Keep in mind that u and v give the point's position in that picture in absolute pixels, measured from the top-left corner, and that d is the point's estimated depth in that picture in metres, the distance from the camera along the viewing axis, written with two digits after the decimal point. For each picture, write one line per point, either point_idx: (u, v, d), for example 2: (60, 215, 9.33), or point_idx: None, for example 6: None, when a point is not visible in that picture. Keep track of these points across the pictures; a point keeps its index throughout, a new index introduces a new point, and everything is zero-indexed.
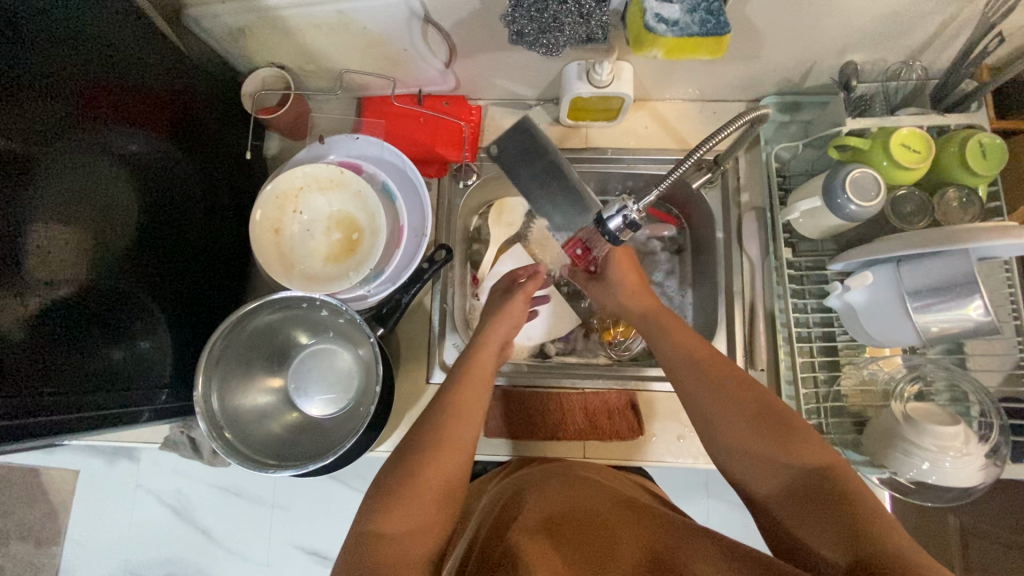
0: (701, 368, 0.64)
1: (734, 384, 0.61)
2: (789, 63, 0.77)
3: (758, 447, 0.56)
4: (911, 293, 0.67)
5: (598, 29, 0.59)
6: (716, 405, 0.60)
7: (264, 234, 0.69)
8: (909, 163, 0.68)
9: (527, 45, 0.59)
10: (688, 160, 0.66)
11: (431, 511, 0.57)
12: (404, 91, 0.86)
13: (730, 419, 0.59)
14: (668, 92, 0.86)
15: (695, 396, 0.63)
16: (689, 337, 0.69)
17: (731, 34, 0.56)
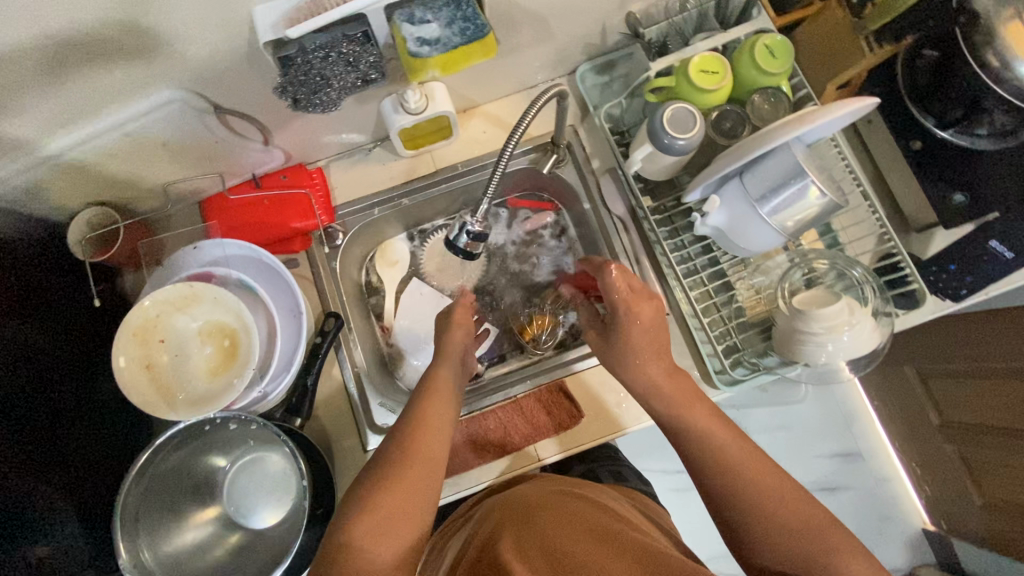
0: (745, 469, 0.59)
1: (786, 490, 0.58)
2: (582, 31, 0.80)
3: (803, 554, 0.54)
4: (758, 200, 0.70)
5: (371, 69, 0.62)
6: (763, 509, 0.57)
7: (134, 376, 0.66)
8: (712, 86, 0.72)
9: (306, 106, 0.65)
10: (504, 155, 0.66)
11: (401, 522, 0.54)
12: (238, 181, 0.84)
13: (774, 524, 0.56)
14: (490, 93, 0.88)
15: (733, 498, 0.59)
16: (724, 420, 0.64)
17: (491, 32, 0.60)
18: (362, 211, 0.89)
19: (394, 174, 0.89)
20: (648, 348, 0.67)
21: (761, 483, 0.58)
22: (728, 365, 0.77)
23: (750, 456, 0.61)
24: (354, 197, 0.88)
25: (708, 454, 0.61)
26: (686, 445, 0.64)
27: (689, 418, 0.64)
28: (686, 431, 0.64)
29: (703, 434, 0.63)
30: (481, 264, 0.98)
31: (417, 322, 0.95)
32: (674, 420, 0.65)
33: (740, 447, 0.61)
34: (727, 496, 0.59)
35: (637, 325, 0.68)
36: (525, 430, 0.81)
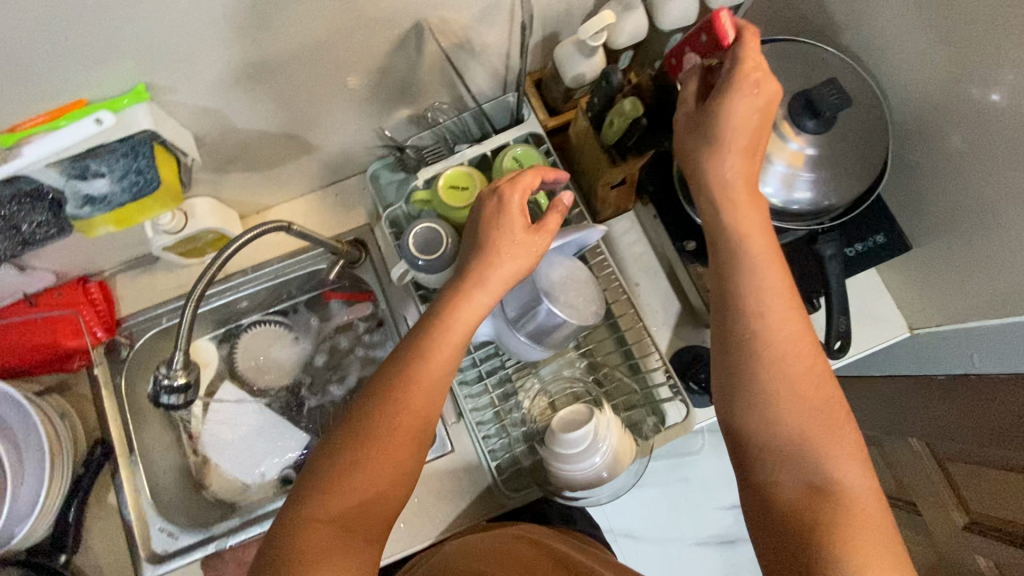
0: (799, 359, 0.55)
1: (811, 376, 0.54)
2: (349, 137, 0.78)
3: (799, 439, 0.53)
4: (512, 318, 0.70)
5: (44, 229, 0.61)
6: (774, 376, 0.54)
7: None
8: (458, 203, 0.71)
9: None
10: (191, 303, 0.64)
11: (392, 452, 0.54)
12: (9, 300, 0.80)
13: (777, 421, 0.53)
14: (279, 196, 0.86)
15: (777, 365, 0.54)
16: (776, 264, 0.57)
17: (161, 186, 0.61)
18: (150, 320, 0.86)
19: (184, 281, 0.86)
20: (736, 169, 0.57)
21: (798, 360, 0.55)
22: (504, 480, 0.75)
23: (801, 340, 0.56)
24: (142, 307, 0.86)
25: (785, 325, 0.56)
26: (734, 273, 0.57)
27: (747, 260, 0.57)
28: (741, 271, 0.57)
29: (754, 267, 0.57)
30: (296, 364, 0.95)
31: (224, 429, 0.90)
32: (733, 221, 0.57)
33: (792, 329, 0.55)
34: (747, 376, 0.55)
35: (741, 86, 0.54)
36: None
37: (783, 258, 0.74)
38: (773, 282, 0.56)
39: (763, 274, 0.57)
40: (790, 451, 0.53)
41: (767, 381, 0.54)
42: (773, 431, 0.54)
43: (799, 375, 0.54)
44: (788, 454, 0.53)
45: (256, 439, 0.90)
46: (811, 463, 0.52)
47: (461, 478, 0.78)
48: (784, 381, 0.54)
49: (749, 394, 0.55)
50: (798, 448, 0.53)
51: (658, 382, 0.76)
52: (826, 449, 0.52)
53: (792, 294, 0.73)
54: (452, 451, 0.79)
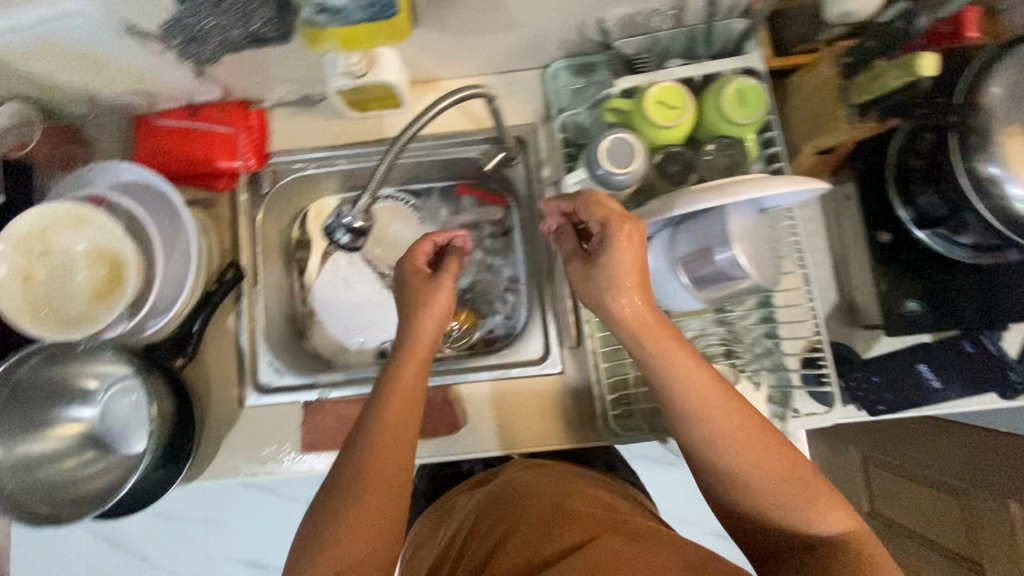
0: (751, 435, 0.54)
1: (758, 436, 0.54)
2: (555, 23, 0.72)
3: (772, 500, 0.53)
4: (682, 258, 0.64)
5: (267, 27, 0.60)
6: (738, 455, 0.54)
7: (9, 284, 0.66)
8: (663, 121, 0.64)
9: (193, 51, 0.65)
10: (392, 153, 0.65)
11: (377, 509, 0.55)
12: (173, 104, 0.80)
13: (750, 485, 0.54)
14: (454, 69, 0.81)
15: (708, 441, 0.55)
16: (673, 335, 0.56)
17: (399, 14, 0.57)
18: (296, 163, 0.85)
19: (337, 133, 0.84)
20: (632, 278, 0.56)
21: (735, 437, 0.54)
22: (613, 416, 0.73)
23: (734, 409, 0.55)
24: (293, 147, 0.84)
25: (717, 415, 0.54)
26: (656, 382, 0.56)
27: (693, 381, 0.55)
28: (664, 369, 0.56)
29: (670, 377, 0.56)
30: (415, 246, 0.95)
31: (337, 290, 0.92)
32: (651, 333, 0.56)
33: (714, 406, 0.54)
34: (710, 453, 0.55)
35: (625, 244, 0.55)
36: None
37: (983, 282, 0.68)
38: (686, 365, 0.55)
39: (678, 356, 0.55)
40: (778, 511, 0.53)
41: (728, 461, 0.54)
42: (754, 500, 0.54)
43: (741, 450, 0.54)
44: (771, 513, 0.53)
45: (362, 309, 0.91)
46: (796, 525, 0.53)
47: (566, 402, 0.78)
48: (734, 460, 0.54)
49: (704, 464, 0.55)
50: (786, 507, 0.53)
51: (793, 366, 0.72)
52: (806, 511, 0.52)
53: (974, 321, 0.68)
54: (563, 373, 0.78)
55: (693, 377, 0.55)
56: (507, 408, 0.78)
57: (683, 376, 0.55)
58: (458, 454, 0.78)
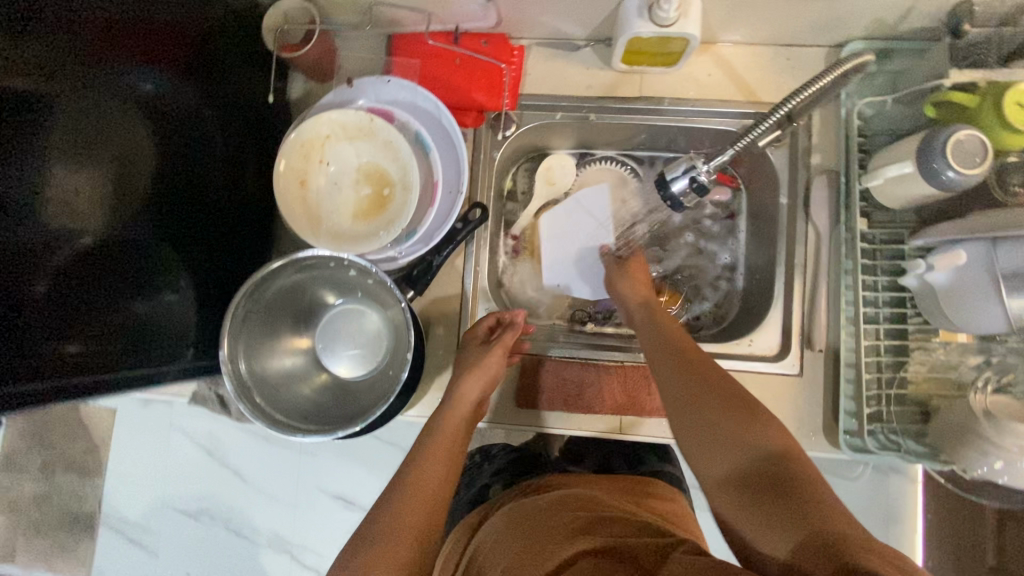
0: (722, 386, 0.57)
1: (702, 384, 0.57)
2: (887, 1, 0.66)
3: (714, 432, 0.53)
4: (1007, 274, 0.59)
5: None
6: (690, 407, 0.56)
7: (290, 187, 0.63)
8: (1022, 124, 0.59)
9: None
10: (770, 118, 0.64)
11: (415, 513, 0.61)
12: (440, 27, 0.76)
13: (720, 434, 0.53)
14: (737, 34, 0.76)
15: (679, 414, 0.57)
16: (680, 359, 0.61)
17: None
18: (544, 111, 0.81)
19: (594, 84, 0.80)
20: (670, 330, 0.67)
21: (697, 395, 0.57)
22: (864, 430, 0.69)
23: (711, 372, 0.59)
24: (544, 92, 0.80)
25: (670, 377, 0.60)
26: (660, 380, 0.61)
27: (671, 388, 0.59)
28: (671, 366, 0.61)
29: (664, 376, 0.61)
30: (628, 213, 0.88)
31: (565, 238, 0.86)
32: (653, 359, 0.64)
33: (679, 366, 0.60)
34: (688, 413, 0.56)
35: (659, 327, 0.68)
36: (619, 399, 0.76)
37: None
38: (656, 345, 0.65)
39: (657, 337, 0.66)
40: (734, 449, 0.52)
41: (704, 411, 0.55)
42: (710, 443, 0.53)
43: (722, 407, 0.55)
44: (726, 448, 0.52)
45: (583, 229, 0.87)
46: (730, 447, 0.52)
47: (800, 403, 0.74)
48: (733, 408, 0.54)
49: (687, 408, 0.57)
50: (729, 433, 0.53)
51: None
52: (725, 426, 0.53)
53: None
54: (800, 374, 0.74)
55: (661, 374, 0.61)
56: None
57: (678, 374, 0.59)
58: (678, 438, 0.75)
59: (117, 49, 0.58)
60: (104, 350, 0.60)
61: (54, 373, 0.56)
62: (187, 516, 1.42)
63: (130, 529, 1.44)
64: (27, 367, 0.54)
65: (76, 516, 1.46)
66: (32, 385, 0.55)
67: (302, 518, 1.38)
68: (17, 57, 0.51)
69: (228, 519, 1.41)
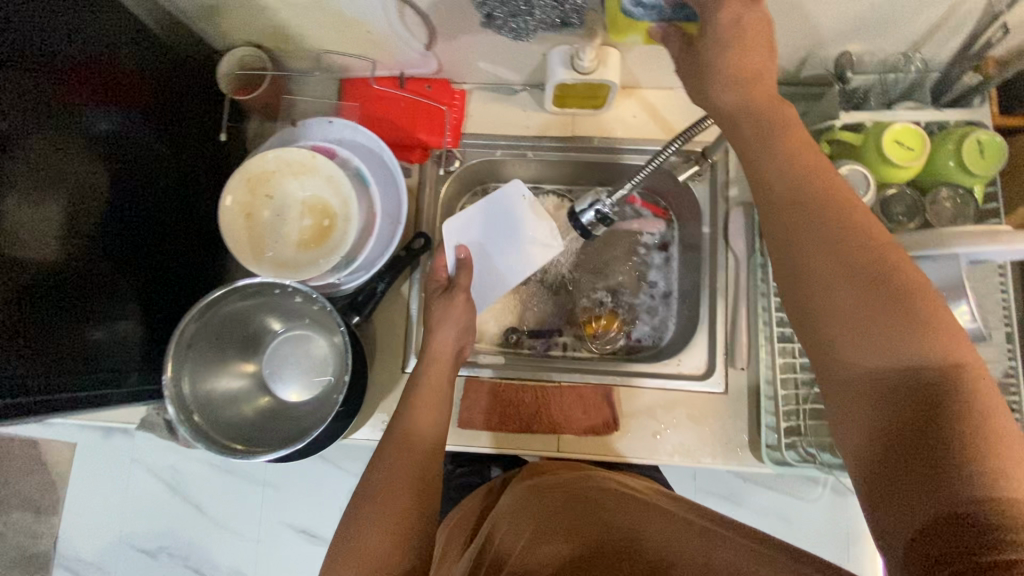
0: (879, 320, 0.42)
1: (875, 244, 0.44)
2: (782, 52, 0.74)
3: (882, 330, 0.42)
4: None
5: (573, 13, 0.54)
6: (825, 288, 0.45)
7: (234, 219, 0.68)
8: (903, 161, 0.65)
9: (497, 29, 0.55)
10: (666, 150, 0.63)
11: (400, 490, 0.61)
12: (385, 74, 0.82)
13: (886, 354, 0.42)
14: (658, 80, 0.83)
15: (825, 307, 0.45)
16: (856, 252, 0.44)
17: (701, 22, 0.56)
18: (485, 149, 0.87)
19: (530, 124, 0.86)
20: (834, 199, 0.46)
21: (868, 272, 0.43)
22: (783, 444, 0.73)
23: (909, 267, 0.44)
24: (484, 131, 0.86)
25: (841, 291, 0.44)
26: (797, 230, 0.46)
27: (817, 241, 0.45)
28: (816, 220, 0.45)
29: (811, 228, 0.46)
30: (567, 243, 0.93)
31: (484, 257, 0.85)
32: (775, 218, 0.48)
33: (871, 299, 0.43)
34: (844, 331, 0.44)
35: (850, 228, 0.45)
36: (556, 418, 0.79)
37: None
38: (830, 269, 0.44)
39: (812, 194, 0.46)
40: (942, 424, 0.39)
41: (864, 268, 0.43)
42: (858, 344, 0.43)
43: (892, 317, 0.42)
44: (897, 384, 0.41)
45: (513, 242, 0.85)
46: (910, 420, 0.40)
47: (725, 420, 0.78)
48: (913, 301, 0.42)
49: (816, 308, 0.45)
50: (930, 391, 0.40)
51: None
52: (924, 334, 0.41)
53: None
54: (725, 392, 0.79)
55: (796, 185, 0.47)
56: (665, 419, 0.78)
57: (823, 239, 0.45)
58: (612, 457, 0.78)
59: (78, 91, 0.63)
60: (52, 374, 0.61)
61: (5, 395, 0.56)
62: (145, 554, 1.40)
63: (86, 568, 1.42)
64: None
65: (31, 555, 1.44)
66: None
67: (262, 552, 1.37)
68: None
69: (187, 556, 1.39)
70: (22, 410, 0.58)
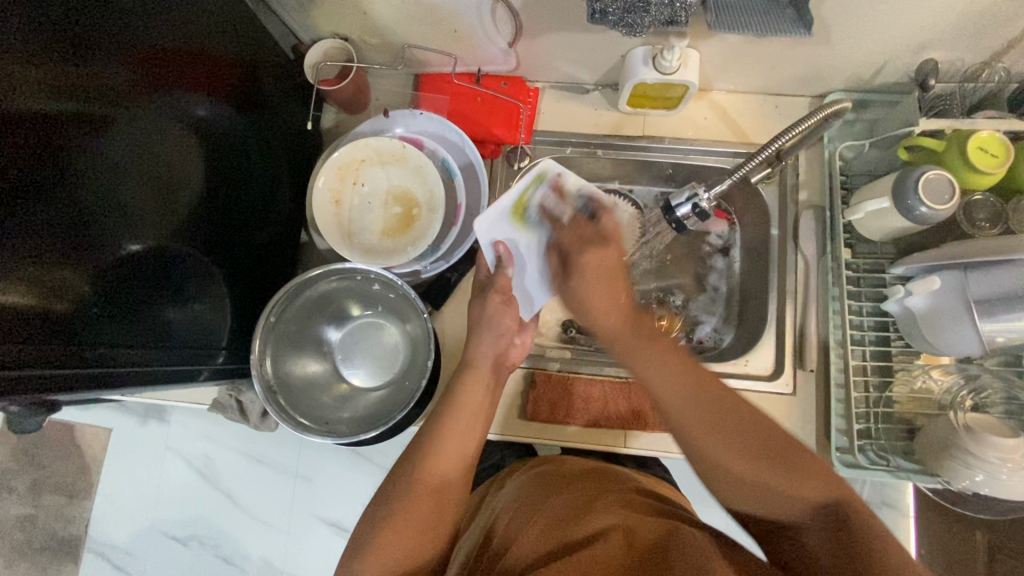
0: (777, 498, 0.51)
1: (725, 409, 0.53)
2: (862, 59, 0.75)
3: (745, 475, 0.51)
4: (976, 300, 0.65)
5: (683, 11, 0.55)
6: (694, 442, 0.53)
7: (325, 205, 0.69)
8: (986, 167, 0.66)
9: (609, 24, 0.56)
10: (760, 155, 0.70)
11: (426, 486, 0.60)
12: (464, 69, 0.84)
13: (730, 457, 0.52)
14: (731, 83, 0.85)
15: (696, 442, 0.53)
16: (720, 417, 0.53)
17: None
18: (556, 146, 0.88)
19: (601, 123, 0.88)
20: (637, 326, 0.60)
21: (714, 413, 0.53)
22: (855, 446, 0.74)
23: (751, 418, 0.53)
24: (556, 129, 0.88)
25: (684, 406, 0.54)
26: (685, 443, 0.55)
27: (671, 410, 0.55)
28: (689, 437, 0.53)
29: (681, 424, 0.54)
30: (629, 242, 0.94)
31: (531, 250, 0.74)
32: (640, 369, 0.57)
33: (744, 451, 0.51)
34: (688, 432, 0.53)
35: (674, 372, 0.56)
36: (624, 414, 0.79)
37: None
38: (698, 423, 0.53)
39: (637, 330, 0.61)
40: (833, 540, 0.48)
41: (752, 448, 0.52)
42: (721, 461, 0.52)
43: (730, 447, 0.52)
44: (771, 488, 0.51)
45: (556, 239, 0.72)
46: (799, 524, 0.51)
47: (792, 420, 0.79)
48: (769, 472, 0.51)
49: (702, 471, 0.54)
50: (806, 490, 0.50)
51: None
52: (793, 490, 0.50)
53: None
54: (793, 394, 0.80)
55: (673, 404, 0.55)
56: None
57: (681, 395, 0.54)
58: (679, 454, 0.79)
59: (174, 73, 0.64)
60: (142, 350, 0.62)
61: (101, 364, 0.56)
62: (176, 541, 1.40)
63: (117, 554, 1.43)
64: (70, 361, 0.54)
65: (63, 538, 1.45)
66: (90, 371, 0.54)
67: (294, 544, 1.36)
68: (88, 72, 0.54)
69: (219, 545, 1.39)
70: (116, 383, 0.57)
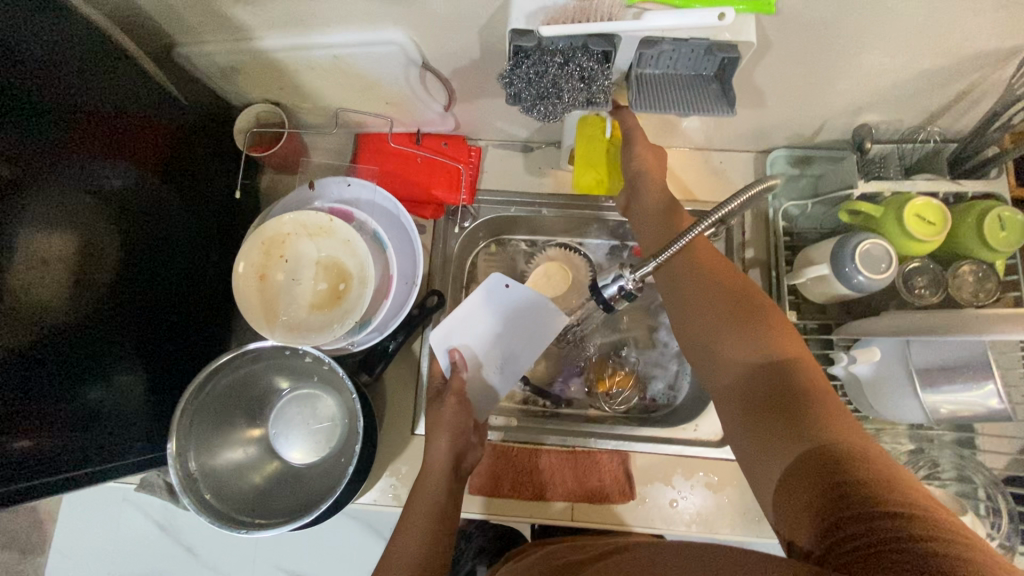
0: (733, 353, 0.55)
1: (724, 271, 0.61)
2: (799, 120, 0.75)
3: (716, 332, 0.57)
4: (918, 371, 0.63)
5: (601, 93, 0.56)
6: (684, 315, 0.61)
7: (247, 282, 0.66)
8: (921, 236, 0.65)
9: (523, 107, 0.57)
10: (700, 225, 0.56)
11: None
12: (402, 130, 0.82)
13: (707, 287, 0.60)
14: (674, 141, 0.84)
15: (677, 285, 0.62)
16: (713, 286, 0.60)
17: None
18: (499, 204, 0.87)
19: (545, 181, 0.86)
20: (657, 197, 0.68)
21: (714, 267, 0.61)
22: None
23: (735, 280, 0.60)
24: (499, 188, 0.86)
25: (673, 280, 0.63)
26: (674, 298, 0.62)
27: (662, 278, 0.64)
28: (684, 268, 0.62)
29: (672, 296, 0.63)
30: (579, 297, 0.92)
31: (490, 359, 0.79)
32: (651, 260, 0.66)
33: (720, 296, 0.59)
34: (677, 292, 0.62)
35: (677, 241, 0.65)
36: (571, 484, 0.77)
37: None
38: (687, 290, 0.61)
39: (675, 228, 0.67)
40: (789, 376, 0.51)
41: (739, 292, 0.59)
42: (705, 312, 0.59)
43: (710, 277, 0.60)
44: (735, 316, 0.57)
45: (503, 337, 0.80)
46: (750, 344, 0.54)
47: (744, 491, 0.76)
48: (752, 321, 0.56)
49: (686, 328, 0.60)
50: (761, 318, 0.56)
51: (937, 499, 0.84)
52: (761, 325, 0.55)
53: None
54: None
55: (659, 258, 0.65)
56: (681, 485, 0.77)
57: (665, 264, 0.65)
58: (627, 526, 0.76)
59: (88, 144, 0.61)
60: (43, 454, 0.58)
61: None
62: None
63: None
64: None
65: None
66: None
67: None
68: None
69: None
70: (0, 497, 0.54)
